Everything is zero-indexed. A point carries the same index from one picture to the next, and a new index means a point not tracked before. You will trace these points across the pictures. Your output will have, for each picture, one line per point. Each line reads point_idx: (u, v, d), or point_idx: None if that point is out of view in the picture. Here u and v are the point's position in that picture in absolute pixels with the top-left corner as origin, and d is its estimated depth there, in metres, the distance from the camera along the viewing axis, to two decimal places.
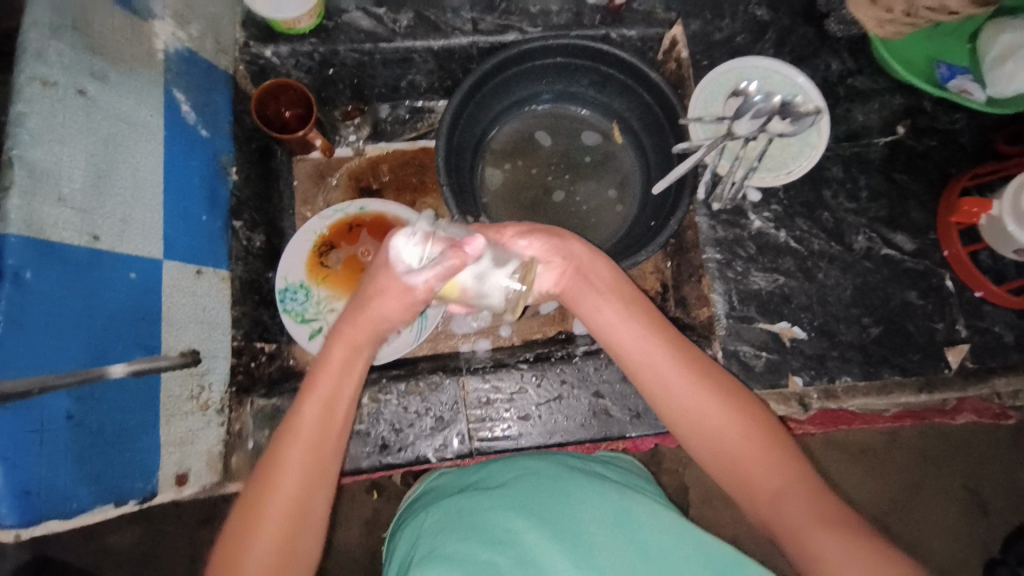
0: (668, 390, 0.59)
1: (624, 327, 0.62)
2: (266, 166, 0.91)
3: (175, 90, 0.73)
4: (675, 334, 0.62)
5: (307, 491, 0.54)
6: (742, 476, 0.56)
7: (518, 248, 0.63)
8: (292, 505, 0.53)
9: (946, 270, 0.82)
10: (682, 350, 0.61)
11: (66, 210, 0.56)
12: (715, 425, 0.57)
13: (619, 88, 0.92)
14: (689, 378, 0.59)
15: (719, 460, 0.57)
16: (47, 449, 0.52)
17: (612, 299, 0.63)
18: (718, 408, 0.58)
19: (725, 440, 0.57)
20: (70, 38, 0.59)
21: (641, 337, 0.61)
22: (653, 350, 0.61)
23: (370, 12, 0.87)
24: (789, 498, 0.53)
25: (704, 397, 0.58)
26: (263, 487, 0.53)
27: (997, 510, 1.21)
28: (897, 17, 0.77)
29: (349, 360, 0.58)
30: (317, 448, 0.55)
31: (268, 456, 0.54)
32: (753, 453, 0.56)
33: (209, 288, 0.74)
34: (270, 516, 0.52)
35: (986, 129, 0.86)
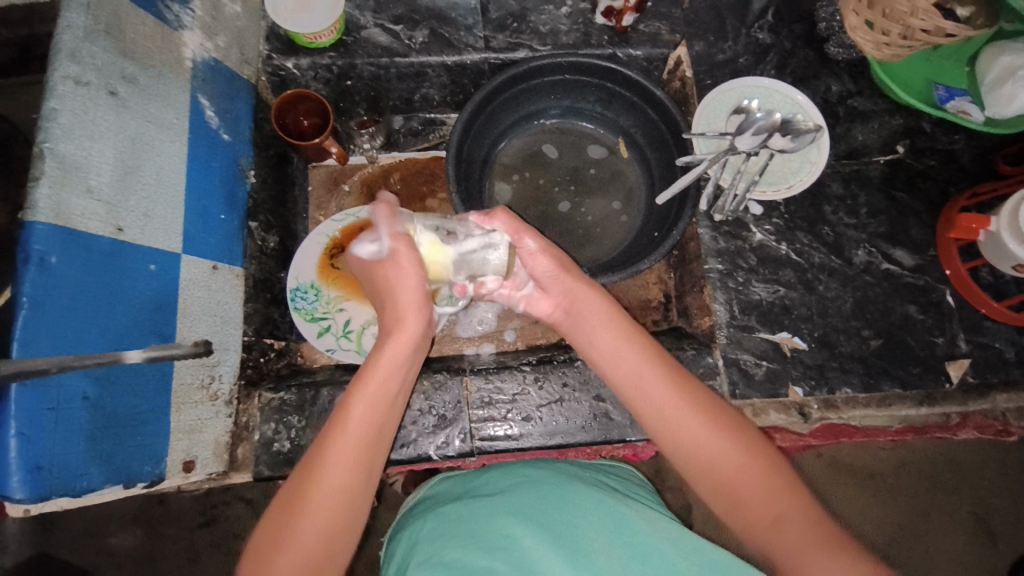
0: (655, 417, 0.59)
1: (625, 352, 0.62)
2: (283, 172, 0.95)
3: (200, 96, 0.76)
4: (673, 366, 0.61)
5: (353, 493, 0.54)
6: (740, 507, 0.55)
7: (527, 246, 0.65)
8: (338, 500, 0.53)
9: (946, 287, 0.83)
10: (676, 376, 0.60)
11: (93, 202, 0.59)
12: (712, 451, 0.56)
13: (625, 105, 0.95)
14: (683, 407, 0.58)
15: (713, 487, 0.56)
16: (61, 427, 0.54)
17: (612, 326, 0.64)
18: (714, 437, 0.57)
19: (721, 468, 0.56)
20: (103, 42, 0.63)
21: (637, 367, 0.61)
22: (644, 380, 0.60)
23: (387, 29, 0.91)
24: (785, 525, 0.52)
25: (697, 429, 0.57)
26: (306, 481, 0.53)
27: (1006, 538, 1.20)
28: (892, 40, 0.79)
29: (397, 357, 0.59)
30: (364, 450, 0.55)
31: (317, 448, 0.54)
32: (751, 480, 0.55)
33: (224, 284, 0.77)
34: (311, 515, 0.52)
35: (985, 150, 0.88)
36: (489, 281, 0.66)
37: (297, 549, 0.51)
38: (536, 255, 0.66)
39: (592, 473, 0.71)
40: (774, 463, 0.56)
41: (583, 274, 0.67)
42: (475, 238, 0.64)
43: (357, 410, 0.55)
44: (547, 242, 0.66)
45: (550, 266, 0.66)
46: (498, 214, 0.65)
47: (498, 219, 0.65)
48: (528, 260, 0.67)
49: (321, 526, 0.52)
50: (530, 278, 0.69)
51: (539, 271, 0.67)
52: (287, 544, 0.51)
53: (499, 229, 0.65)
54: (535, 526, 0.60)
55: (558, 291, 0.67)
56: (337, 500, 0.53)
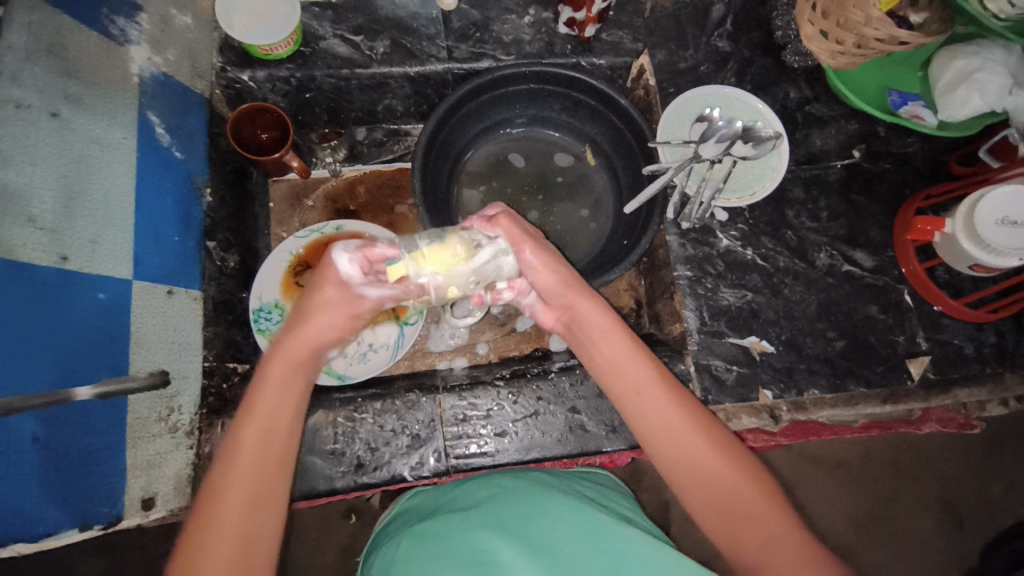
0: (659, 431, 0.59)
1: (631, 364, 0.61)
2: (242, 187, 0.92)
3: (149, 113, 0.73)
4: (677, 386, 0.62)
5: (255, 522, 0.51)
6: (734, 525, 0.55)
7: (525, 259, 0.61)
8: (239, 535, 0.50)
9: (905, 286, 0.85)
10: (674, 390, 0.61)
11: (36, 231, 0.55)
12: (709, 469, 0.57)
13: (590, 113, 0.95)
14: (683, 420, 0.59)
15: (709, 505, 0.56)
16: (10, 472, 0.52)
17: (617, 337, 0.62)
18: (711, 455, 0.57)
19: (716, 483, 0.56)
20: (46, 62, 0.60)
21: (637, 382, 0.61)
22: (646, 399, 0.60)
23: (347, 40, 0.89)
24: (774, 549, 0.53)
25: (696, 442, 0.58)
26: (202, 525, 0.50)
27: (971, 520, 1.24)
28: (848, 49, 0.81)
29: (288, 377, 0.57)
30: (256, 478, 0.52)
31: (207, 491, 0.52)
32: (744, 498, 0.55)
33: (181, 309, 0.74)
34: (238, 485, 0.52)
35: (937, 152, 0.91)
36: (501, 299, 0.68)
37: None
38: (534, 269, 0.61)
39: (566, 480, 0.70)
40: (767, 488, 0.57)
41: (586, 286, 0.64)
42: (486, 248, 0.59)
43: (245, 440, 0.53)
44: (549, 254, 0.62)
45: (553, 279, 0.62)
46: (500, 220, 0.60)
47: (501, 226, 0.60)
48: (529, 273, 0.62)
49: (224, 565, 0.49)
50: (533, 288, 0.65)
51: (541, 285, 0.63)
52: (216, 521, 0.50)
53: (501, 237, 0.60)
54: (513, 539, 0.58)
55: (559, 304, 0.64)
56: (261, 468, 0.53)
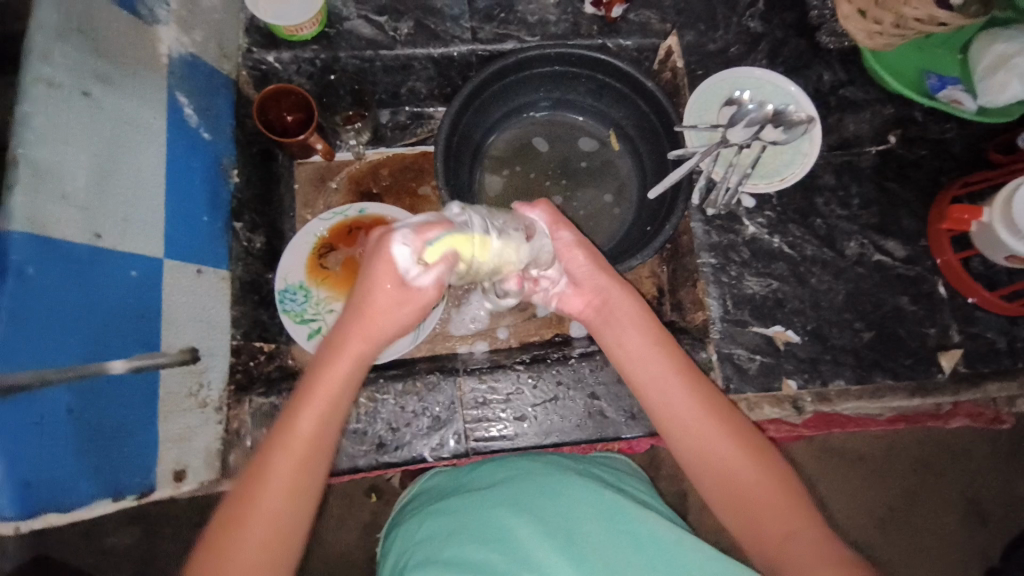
0: (679, 422, 0.59)
1: (653, 357, 0.62)
2: (268, 169, 0.93)
3: (177, 94, 0.74)
4: (701, 377, 0.62)
5: (295, 502, 0.52)
6: (752, 520, 0.55)
7: (560, 236, 0.67)
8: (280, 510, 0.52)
9: (938, 277, 0.83)
10: (698, 382, 0.61)
11: (69, 209, 0.57)
12: (729, 461, 0.57)
13: (616, 96, 0.94)
14: (704, 413, 0.59)
15: (726, 497, 0.56)
16: (46, 442, 0.54)
17: (640, 330, 0.64)
18: (733, 448, 0.57)
19: (736, 478, 0.56)
20: (76, 41, 0.60)
21: (660, 374, 0.61)
22: (670, 389, 0.60)
23: (371, 21, 0.89)
24: (795, 545, 0.52)
25: (716, 436, 0.58)
26: (250, 493, 0.51)
27: (997, 518, 1.22)
28: (886, 29, 0.78)
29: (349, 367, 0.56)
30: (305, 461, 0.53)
31: (258, 461, 0.53)
32: (764, 493, 0.55)
33: (209, 288, 0.75)
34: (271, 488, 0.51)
35: (977, 139, 0.88)
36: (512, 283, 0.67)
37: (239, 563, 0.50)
38: (569, 247, 0.67)
39: (584, 464, 0.70)
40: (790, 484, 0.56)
41: (612, 270, 0.69)
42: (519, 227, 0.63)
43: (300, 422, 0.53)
44: (582, 239, 0.69)
45: (585, 261, 0.67)
46: (540, 204, 0.68)
47: (540, 209, 0.67)
48: (564, 253, 0.68)
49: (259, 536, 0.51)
50: (565, 275, 0.69)
51: (575, 265, 0.68)
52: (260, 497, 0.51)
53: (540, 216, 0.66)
54: (529, 519, 0.59)
55: (592, 288, 0.68)
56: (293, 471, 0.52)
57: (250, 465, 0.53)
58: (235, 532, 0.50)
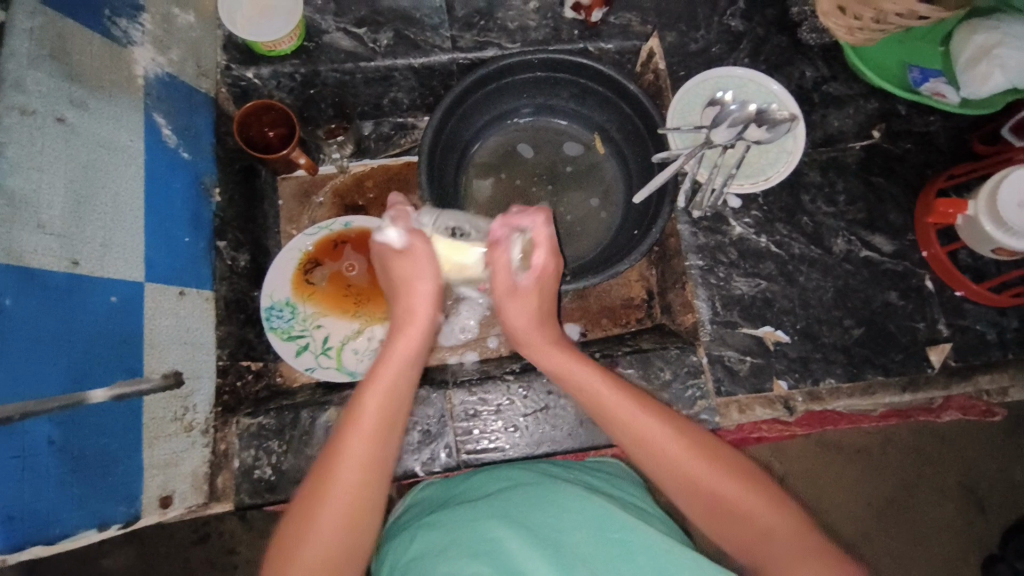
0: (637, 443, 0.59)
1: (600, 385, 0.63)
2: (251, 186, 0.92)
3: (155, 115, 0.73)
4: (646, 394, 0.62)
5: (355, 521, 0.53)
6: (733, 525, 0.54)
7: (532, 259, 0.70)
8: (341, 526, 0.52)
9: (926, 271, 0.82)
10: (647, 402, 0.61)
11: (46, 237, 0.56)
12: (694, 473, 0.56)
13: (598, 100, 0.93)
14: (659, 430, 0.59)
15: (702, 509, 0.56)
16: (29, 474, 0.53)
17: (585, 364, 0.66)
18: (684, 451, 0.57)
19: (706, 487, 0.55)
20: (49, 67, 0.60)
21: (608, 402, 0.62)
22: (606, 403, 0.62)
23: (350, 33, 0.88)
24: (769, 539, 0.52)
25: (676, 449, 0.57)
26: (309, 511, 0.52)
27: (995, 507, 1.21)
28: (866, 24, 0.78)
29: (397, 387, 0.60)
30: (361, 479, 0.54)
31: (314, 483, 0.54)
32: (737, 498, 0.54)
33: (192, 309, 0.75)
34: (324, 518, 0.52)
35: (961, 130, 0.87)
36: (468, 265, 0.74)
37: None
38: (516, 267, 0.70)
39: (578, 473, 0.69)
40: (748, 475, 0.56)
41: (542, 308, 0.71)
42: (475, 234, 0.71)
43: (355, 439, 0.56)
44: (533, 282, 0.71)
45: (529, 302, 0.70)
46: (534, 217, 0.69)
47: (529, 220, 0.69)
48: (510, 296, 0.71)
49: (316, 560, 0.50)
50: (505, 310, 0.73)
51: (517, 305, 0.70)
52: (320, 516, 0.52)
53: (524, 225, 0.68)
54: (522, 530, 0.58)
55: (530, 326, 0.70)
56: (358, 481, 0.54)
57: (307, 488, 0.54)
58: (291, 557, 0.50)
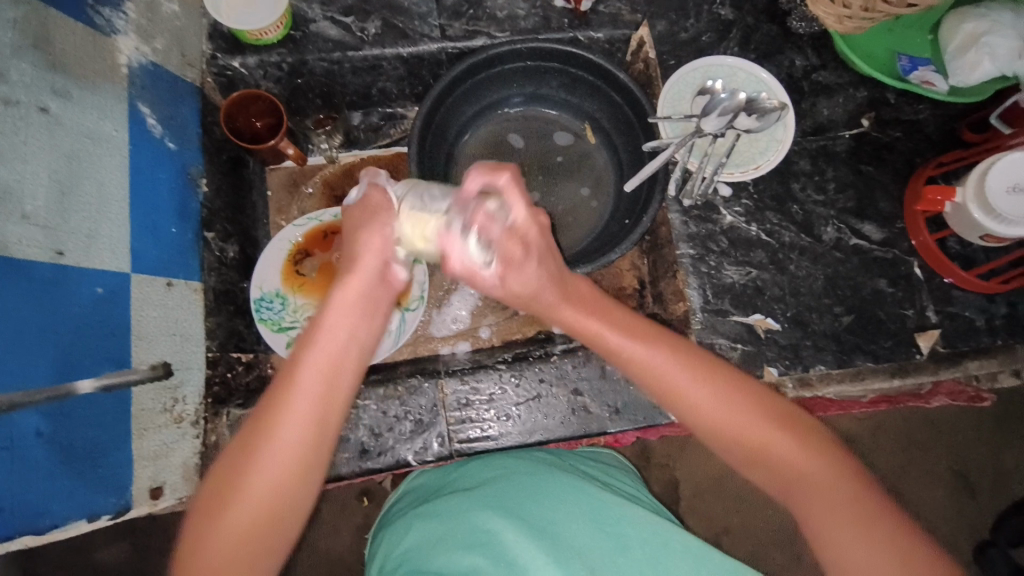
0: (680, 401, 0.56)
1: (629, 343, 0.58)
2: (239, 176, 0.91)
3: (140, 104, 0.72)
4: (692, 350, 0.59)
5: (298, 476, 0.49)
6: (779, 480, 0.55)
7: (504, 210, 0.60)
8: (279, 479, 0.48)
9: (915, 258, 0.83)
10: (691, 359, 0.57)
11: (30, 228, 0.55)
12: (747, 433, 0.55)
13: (588, 89, 0.93)
14: (705, 387, 0.56)
15: (751, 464, 0.56)
16: (16, 467, 0.53)
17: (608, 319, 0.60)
18: (736, 410, 0.55)
19: (759, 446, 0.55)
20: (32, 56, 0.59)
21: (652, 357, 0.57)
22: (656, 369, 0.57)
23: (338, 22, 0.87)
24: (810, 489, 0.53)
25: (729, 408, 0.55)
26: (244, 459, 0.48)
27: (984, 491, 1.23)
28: (855, 12, 0.77)
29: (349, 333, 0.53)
30: (307, 434, 0.49)
31: (250, 432, 0.49)
32: (787, 455, 0.54)
33: (181, 300, 0.74)
34: (262, 471, 0.48)
35: (949, 118, 0.88)
36: (471, 242, 0.58)
37: (227, 536, 0.47)
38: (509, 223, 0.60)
39: (571, 460, 0.70)
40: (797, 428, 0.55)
41: (549, 260, 0.62)
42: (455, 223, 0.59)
43: (297, 391, 0.50)
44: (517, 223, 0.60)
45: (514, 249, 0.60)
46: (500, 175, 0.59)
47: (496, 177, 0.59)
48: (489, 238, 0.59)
49: (251, 511, 0.48)
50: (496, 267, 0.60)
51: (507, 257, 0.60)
52: (256, 468, 0.48)
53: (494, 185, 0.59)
54: (514, 520, 0.58)
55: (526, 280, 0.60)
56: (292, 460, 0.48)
57: (243, 431, 0.50)
58: (225, 504, 0.47)
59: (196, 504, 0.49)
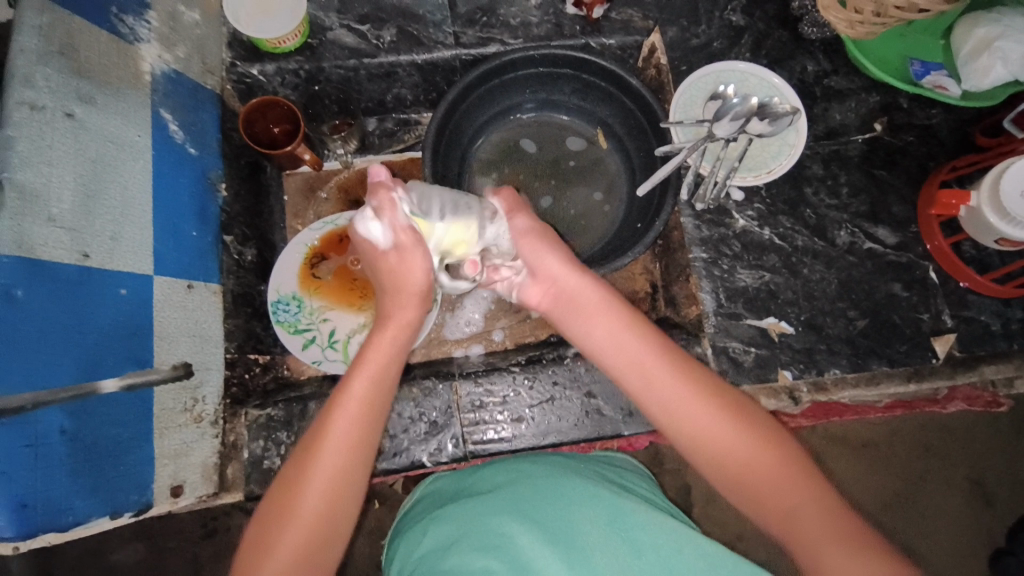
0: (657, 404, 0.58)
1: (620, 344, 0.61)
2: (257, 181, 0.93)
3: (162, 110, 0.74)
4: (676, 355, 0.60)
5: (344, 495, 0.53)
6: (757, 498, 0.54)
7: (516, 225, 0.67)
8: (325, 500, 0.52)
9: (930, 262, 0.83)
10: (675, 360, 0.59)
11: (56, 230, 0.57)
12: (720, 447, 0.55)
13: (601, 95, 0.94)
14: (687, 394, 0.57)
15: (728, 481, 0.55)
16: (41, 463, 0.54)
17: (604, 318, 0.62)
18: (725, 430, 0.55)
19: (735, 460, 0.55)
20: (58, 63, 0.60)
21: (640, 359, 0.59)
22: (650, 374, 0.59)
23: (354, 30, 0.89)
24: (783, 504, 0.53)
25: (707, 418, 0.56)
26: (293, 484, 0.52)
27: (1002, 500, 1.21)
28: (866, 17, 0.79)
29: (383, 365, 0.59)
30: (350, 456, 0.53)
31: (298, 459, 0.53)
32: (764, 472, 0.54)
33: (201, 302, 0.75)
34: (310, 494, 0.52)
35: (963, 122, 0.88)
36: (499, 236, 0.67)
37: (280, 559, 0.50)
38: (523, 235, 0.66)
39: (586, 463, 0.70)
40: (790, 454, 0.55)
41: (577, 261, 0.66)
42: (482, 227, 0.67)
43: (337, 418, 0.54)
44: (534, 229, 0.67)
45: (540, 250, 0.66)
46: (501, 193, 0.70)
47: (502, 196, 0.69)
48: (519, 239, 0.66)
49: (301, 533, 0.51)
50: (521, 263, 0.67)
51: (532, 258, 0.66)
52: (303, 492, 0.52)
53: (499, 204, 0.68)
54: (529, 524, 0.58)
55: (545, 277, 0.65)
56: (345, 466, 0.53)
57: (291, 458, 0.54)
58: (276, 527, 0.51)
59: (249, 529, 0.52)
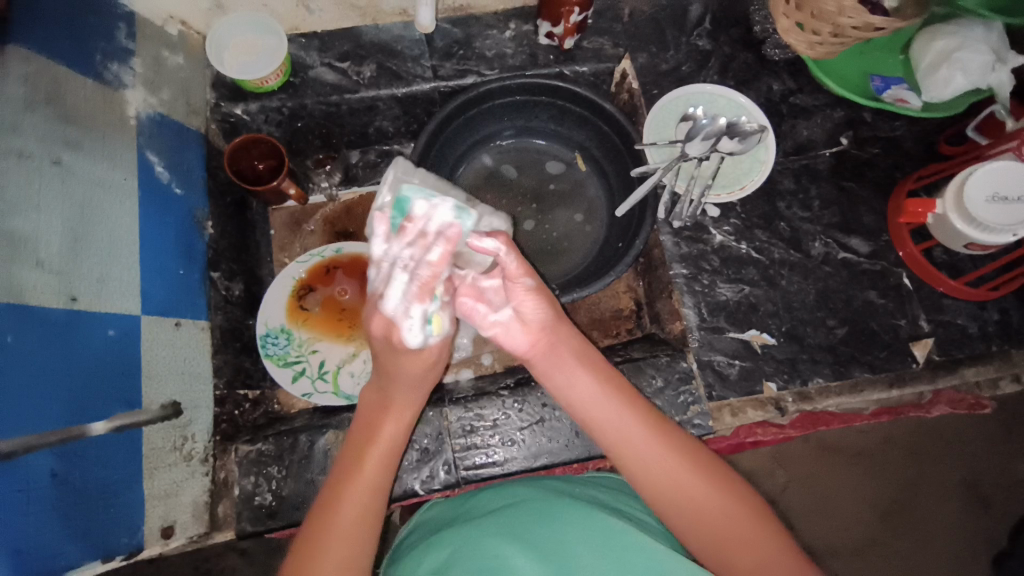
0: (636, 461, 0.59)
1: (601, 403, 0.62)
2: (243, 217, 0.94)
3: (148, 152, 0.76)
4: (652, 411, 0.62)
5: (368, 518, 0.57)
6: (725, 552, 0.55)
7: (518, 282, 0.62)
8: (354, 526, 0.56)
9: (903, 269, 0.85)
10: (651, 421, 0.61)
11: (44, 274, 0.58)
12: (694, 498, 0.57)
13: (577, 120, 0.97)
14: (662, 451, 0.59)
15: (697, 533, 0.57)
16: (33, 509, 0.54)
17: (586, 374, 0.63)
18: (694, 483, 0.57)
19: (706, 513, 0.57)
20: (44, 111, 0.62)
21: (622, 418, 0.61)
22: (632, 433, 0.60)
23: (335, 67, 0.91)
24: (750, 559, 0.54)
25: (681, 471, 0.58)
26: (326, 517, 0.57)
27: (999, 502, 1.23)
28: (825, 39, 0.82)
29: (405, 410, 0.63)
30: (377, 485, 0.59)
31: (328, 497, 0.58)
32: (734, 526, 0.56)
33: (188, 340, 0.76)
34: (342, 523, 0.56)
35: (926, 133, 0.91)
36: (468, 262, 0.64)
37: None
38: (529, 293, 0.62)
39: (578, 486, 0.70)
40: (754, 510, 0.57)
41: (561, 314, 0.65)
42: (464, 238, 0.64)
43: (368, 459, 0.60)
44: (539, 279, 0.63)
45: (540, 305, 0.63)
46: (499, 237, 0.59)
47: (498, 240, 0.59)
48: (517, 295, 0.62)
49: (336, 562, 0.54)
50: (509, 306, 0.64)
51: (526, 309, 0.63)
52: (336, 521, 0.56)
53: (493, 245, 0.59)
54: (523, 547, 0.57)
55: (539, 330, 0.64)
56: (355, 526, 0.57)
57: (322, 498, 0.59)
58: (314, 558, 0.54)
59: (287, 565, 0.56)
